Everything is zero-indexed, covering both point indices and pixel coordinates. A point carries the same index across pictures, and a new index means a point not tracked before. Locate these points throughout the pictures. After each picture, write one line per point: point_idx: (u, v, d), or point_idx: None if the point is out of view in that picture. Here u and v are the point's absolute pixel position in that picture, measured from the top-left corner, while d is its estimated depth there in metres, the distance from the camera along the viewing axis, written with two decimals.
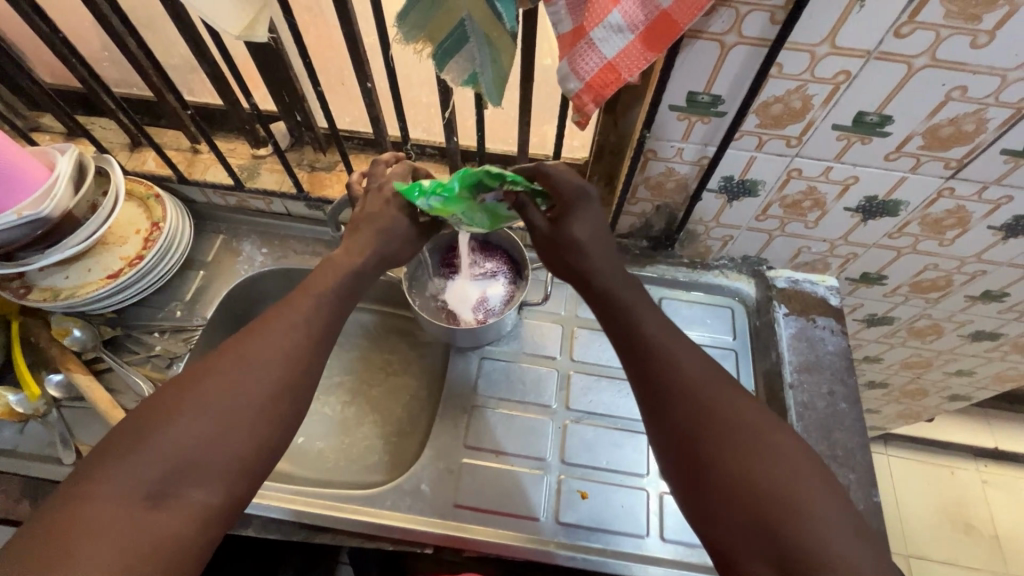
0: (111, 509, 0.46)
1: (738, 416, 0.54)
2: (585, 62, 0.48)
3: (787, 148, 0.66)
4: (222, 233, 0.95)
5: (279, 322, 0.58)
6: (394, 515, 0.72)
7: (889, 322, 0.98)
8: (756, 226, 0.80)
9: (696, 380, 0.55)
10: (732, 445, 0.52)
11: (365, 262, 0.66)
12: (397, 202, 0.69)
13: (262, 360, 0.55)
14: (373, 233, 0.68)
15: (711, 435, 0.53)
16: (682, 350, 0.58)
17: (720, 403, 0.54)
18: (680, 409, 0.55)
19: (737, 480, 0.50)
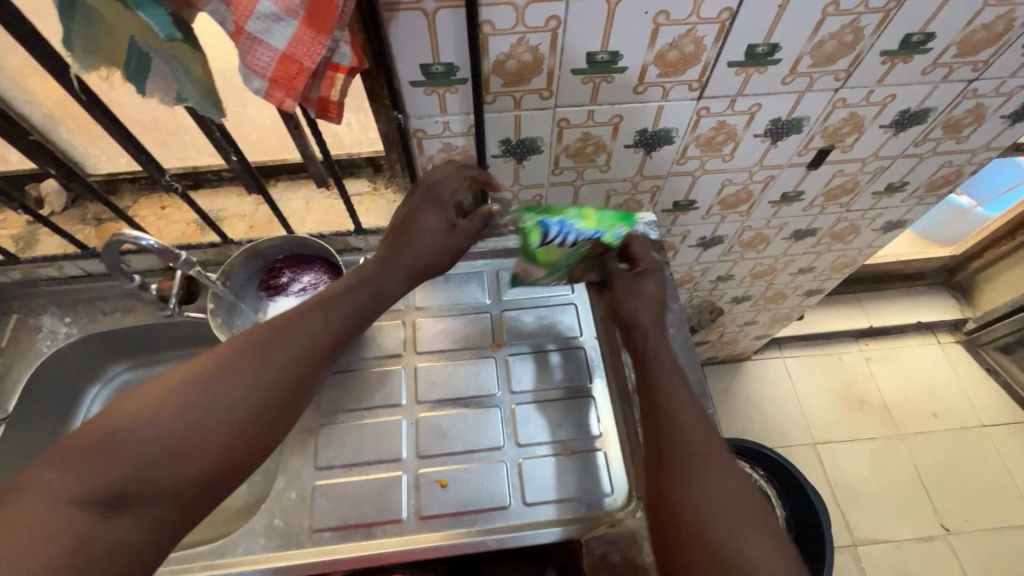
0: (59, 510, 0.42)
1: (731, 493, 0.55)
2: (257, 58, 0.45)
3: (544, 101, 0.66)
4: (17, 312, 0.86)
5: (293, 329, 0.55)
6: (249, 559, 0.68)
7: (721, 241, 1.04)
8: (557, 180, 0.81)
9: (703, 452, 0.58)
10: (711, 508, 0.54)
11: (396, 284, 0.65)
12: (435, 208, 0.67)
13: (265, 367, 0.52)
14: (416, 245, 0.66)
15: (696, 490, 0.56)
16: (703, 424, 0.61)
17: (721, 477, 0.56)
18: (675, 469, 0.57)
19: (704, 532, 0.53)
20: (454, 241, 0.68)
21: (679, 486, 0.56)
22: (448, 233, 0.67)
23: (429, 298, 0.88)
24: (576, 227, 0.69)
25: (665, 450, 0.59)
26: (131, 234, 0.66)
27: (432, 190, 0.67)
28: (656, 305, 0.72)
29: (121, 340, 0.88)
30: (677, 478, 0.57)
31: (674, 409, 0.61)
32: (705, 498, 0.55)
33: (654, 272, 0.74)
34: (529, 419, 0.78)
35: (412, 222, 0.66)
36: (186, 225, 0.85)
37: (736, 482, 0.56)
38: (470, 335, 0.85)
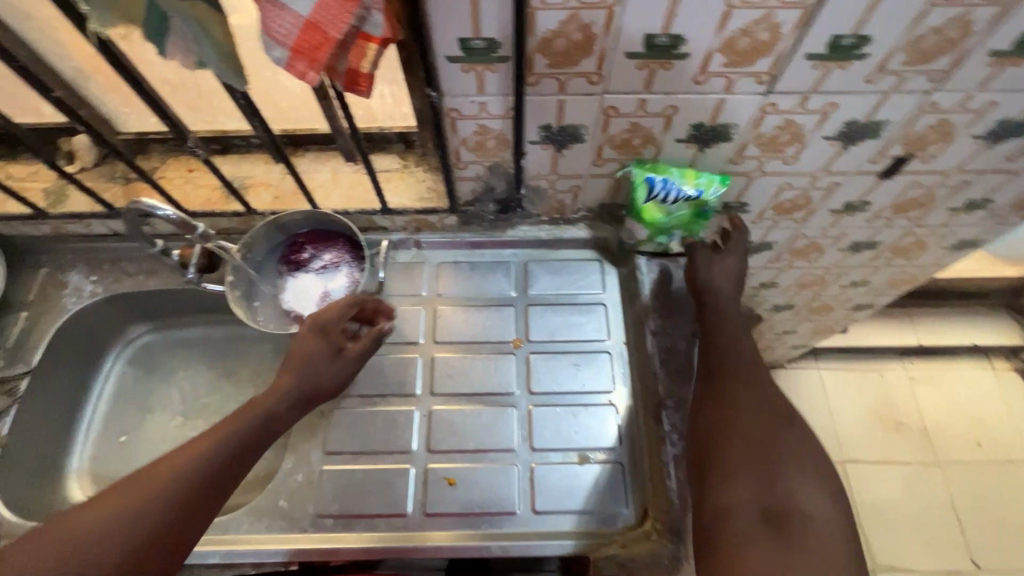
0: None
1: (789, 437, 0.58)
2: (278, 24, 0.41)
3: (592, 86, 0.60)
4: (45, 267, 0.86)
5: (207, 437, 0.56)
6: (253, 537, 0.68)
7: (769, 247, 0.96)
8: (598, 172, 0.75)
9: (762, 400, 0.62)
10: (769, 446, 0.57)
11: (285, 405, 0.61)
12: (318, 337, 0.65)
13: (180, 473, 0.52)
14: (315, 369, 0.63)
15: (744, 399, 0.62)
16: (763, 380, 0.64)
17: (778, 425, 0.59)
18: (733, 412, 0.60)
19: (749, 431, 0.59)
20: (341, 366, 0.65)
21: (735, 427, 0.60)
22: (334, 357, 0.65)
23: (452, 285, 0.85)
24: (676, 182, 0.71)
25: (724, 395, 0.63)
26: (146, 203, 0.66)
27: (320, 322, 0.65)
28: (734, 277, 0.73)
29: (144, 303, 0.87)
30: (728, 391, 0.63)
31: (737, 366, 0.65)
32: (767, 438, 0.58)
33: (732, 253, 0.75)
34: (545, 423, 0.74)
35: (297, 349, 0.64)
36: (211, 190, 0.84)
37: (793, 431, 0.59)
38: (491, 329, 0.81)
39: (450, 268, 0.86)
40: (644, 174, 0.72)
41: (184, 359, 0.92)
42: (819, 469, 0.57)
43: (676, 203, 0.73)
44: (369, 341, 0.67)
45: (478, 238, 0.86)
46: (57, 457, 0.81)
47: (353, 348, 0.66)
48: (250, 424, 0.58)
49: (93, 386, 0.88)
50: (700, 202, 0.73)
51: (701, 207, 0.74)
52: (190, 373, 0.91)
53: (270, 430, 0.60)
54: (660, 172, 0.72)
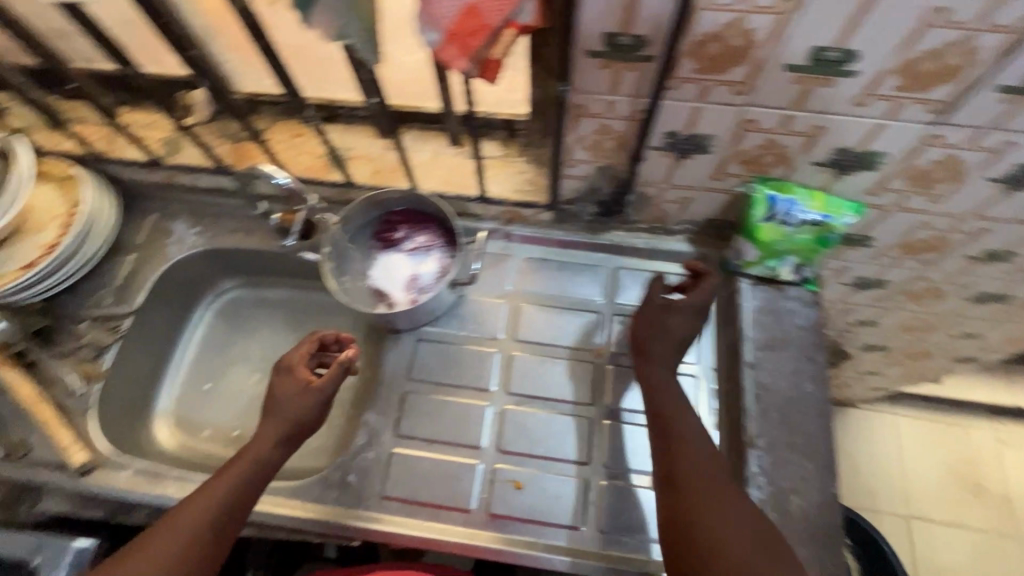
0: None
1: (754, 543, 0.54)
2: (440, 6, 0.40)
3: (736, 96, 0.55)
4: (153, 213, 0.90)
5: (203, 496, 0.60)
6: (320, 507, 0.69)
7: (881, 285, 0.88)
8: (716, 186, 0.70)
9: (732, 503, 0.56)
10: (743, 564, 0.52)
11: (273, 449, 0.65)
12: (288, 377, 0.69)
13: (185, 532, 0.57)
14: (278, 420, 0.66)
15: (719, 518, 0.55)
16: (719, 471, 0.58)
17: (747, 530, 0.54)
18: (702, 526, 0.55)
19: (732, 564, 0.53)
20: (312, 399, 0.67)
21: (694, 547, 0.54)
22: (303, 391, 0.67)
23: (538, 283, 0.82)
24: (803, 204, 0.66)
25: (683, 503, 0.57)
26: (264, 168, 0.70)
27: (286, 363, 0.69)
28: (686, 332, 0.67)
29: (237, 260, 0.90)
30: (708, 510, 0.56)
31: (691, 460, 0.59)
32: (735, 553, 0.53)
33: (698, 293, 0.67)
34: (619, 440, 0.72)
35: (272, 393, 0.68)
36: (314, 158, 0.85)
37: (758, 529, 0.55)
38: (573, 334, 0.79)
39: (537, 265, 0.83)
40: (769, 189, 0.66)
41: (266, 318, 0.94)
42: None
43: (799, 225, 0.67)
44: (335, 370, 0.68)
45: (571, 239, 0.84)
46: (147, 394, 0.86)
47: (324, 378, 0.67)
48: (239, 470, 0.62)
49: (184, 331, 0.92)
50: (825, 229, 0.67)
51: (826, 235, 0.68)
52: (270, 333, 0.93)
53: (263, 476, 0.64)
54: (786, 191, 0.66)
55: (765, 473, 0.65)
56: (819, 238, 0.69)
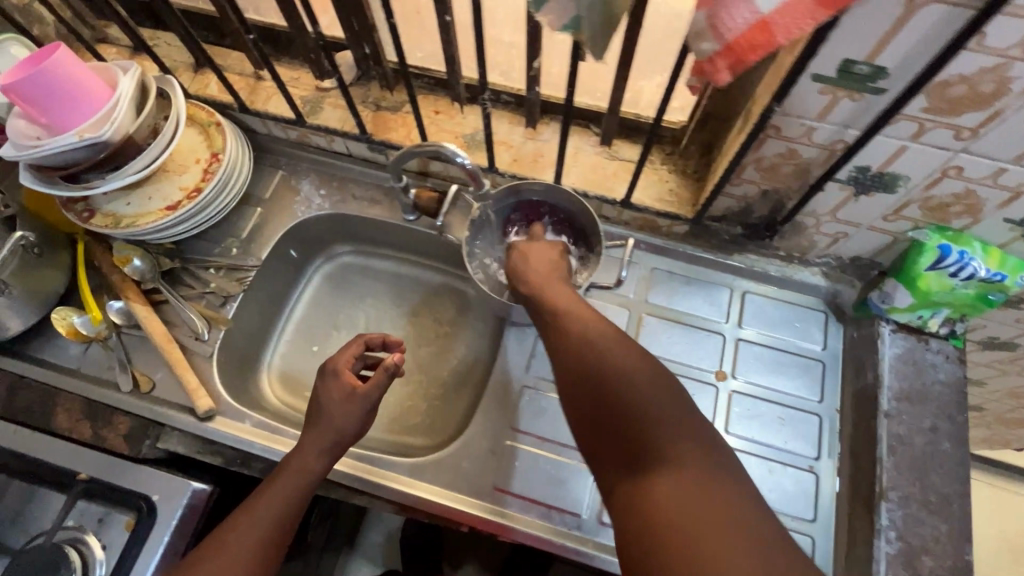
0: None
1: (627, 361, 0.52)
2: (731, 17, 0.37)
3: (953, 141, 0.53)
4: (281, 169, 0.91)
5: (250, 514, 0.59)
6: (432, 488, 0.70)
7: (1011, 348, 0.84)
8: (882, 226, 0.67)
9: (599, 332, 0.56)
10: (613, 388, 0.51)
11: (315, 459, 0.63)
12: (332, 382, 0.67)
13: (240, 551, 0.57)
14: (319, 428, 0.64)
15: (582, 348, 0.55)
16: (589, 324, 0.57)
17: (619, 353, 0.53)
18: (575, 362, 0.54)
19: (598, 380, 0.52)
20: (359, 406, 0.65)
21: (578, 397, 0.53)
22: (346, 397, 0.65)
23: (662, 296, 0.81)
24: (977, 259, 0.63)
25: (562, 362, 0.56)
26: (450, 149, 0.65)
27: (330, 367, 0.68)
28: (544, 263, 0.70)
29: (358, 227, 0.90)
30: (569, 344, 0.57)
31: (569, 324, 0.59)
32: (610, 384, 0.51)
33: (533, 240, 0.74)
34: None
35: (317, 399, 0.67)
36: (454, 138, 0.83)
37: (634, 349, 0.53)
38: (695, 353, 0.78)
39: (663, 277, 0.82)
40: (939, 239, 0.64)
41: (375, 289, 0.94)
42: (662, 378, 0.51)
43: (965, 280, 0.64)
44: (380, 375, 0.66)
45: (701, 255, 0.82)
46: (259, 348, 0.87)
47: (371, 384, 0.66)
48: (289, 484, 0.61)
49: (296, 290, 0.93)
50: (993, 287, 0.65)
51: (989, 293, 0.65)
52: (376, 304, 0.94)
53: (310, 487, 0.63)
54: (960, 243, 0.63)
55: (895, 528, 0.63)
56: (983, 294, 0.66)
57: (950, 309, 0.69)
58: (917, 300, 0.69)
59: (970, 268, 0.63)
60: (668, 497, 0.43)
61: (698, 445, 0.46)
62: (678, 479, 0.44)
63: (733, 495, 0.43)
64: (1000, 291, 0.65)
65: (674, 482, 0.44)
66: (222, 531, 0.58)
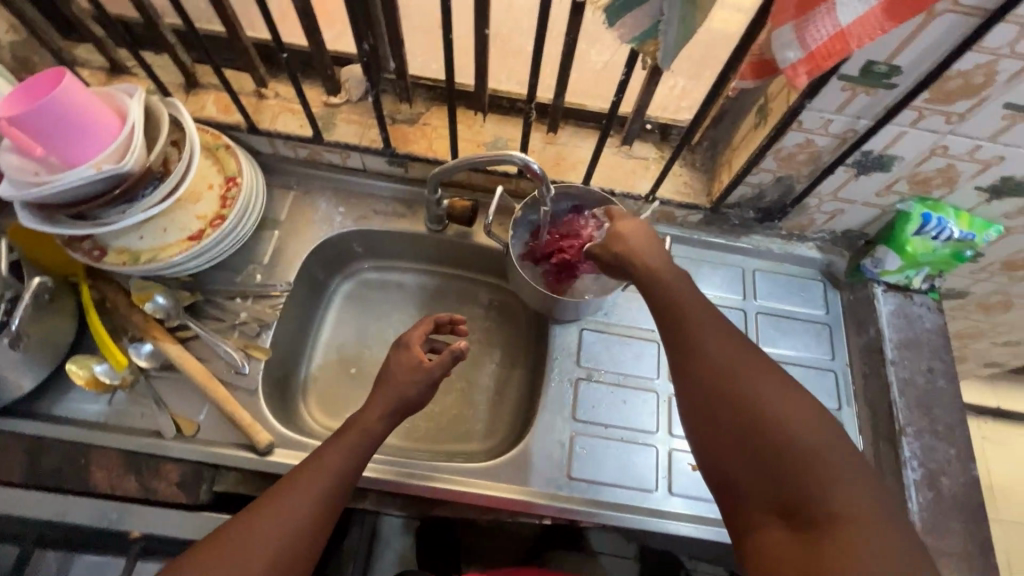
0: None
1: (784, 420, 0.51)
2: (815, 30, 0.44)
3: (944, 125, 0.63)
4: (293, 189, 0.88)
5: (320, 459, 0.58)
6: (510, 488, 0.72)
7: (962, 296, 0.99)
8: (874, 201, 0.78)
9: (744, 374, 0.54)
10: (769, 438, 0.51)
11: (377, 420, 0.63)
12: (404, 352, 0.69)
13: (309, 493, 0.55)
14: (387, 390, 0.65)
15: (725, 389, 0.54)
16: (732, 364, 0.55)
17: (772, 399, 0.52)
18: (719, 401, 0.54)
19: (744, 427, 0.52)
20: (420, 380, 0.66)
21: (724, 441, 0.53)
22: (413, 369, 0.67)
23: None
24: (953, 223, 0.74)
25: (703, 399, 0.55)
26: (518, 155, 0.65)
27: (404, 340, 0.70)
28: (650, 246, 0.64)
29: (381, 242, 0.89)
30: (706, 378, 0.55)
31: (706, 354, 0.56)
32: (766, 435, 0.51)
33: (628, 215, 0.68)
34: None
35: (384, 371, 0.68)
36: (477, 146, 0.84)
37: (788, 394, 0.53)
38: None
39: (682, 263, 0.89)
40: (921, 209, 0.75)
41: (401, 303, 0.93)
42: (820, 427, 0.51)
43: (943, 242, 0.76)
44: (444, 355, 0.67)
45: (714, 240, 0.89)
46: (291, 376, 0.84)
47: (433, 364, 0.67)
48: (356, 438, 0.61)
49: (318, 313, 0.90)
50: (965, 245, 0.76)
51: (963, 249, 0.77)
52: (403, 317, 0.93)
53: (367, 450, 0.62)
54: (939, 212, 0.75)
55: (916, 457, 0.74)
56: (956, 253, 0.78)
57: (929, 267, 0.81)
58: (903, 262, 0.81)
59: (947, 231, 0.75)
60: (843, 556, 0.45)
61: (866, 502, 0.47)
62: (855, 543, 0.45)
63: (904, 556, 0.45)
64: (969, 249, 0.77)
65: (850, 545, 0.45)
66: (293, 472, 0.57)
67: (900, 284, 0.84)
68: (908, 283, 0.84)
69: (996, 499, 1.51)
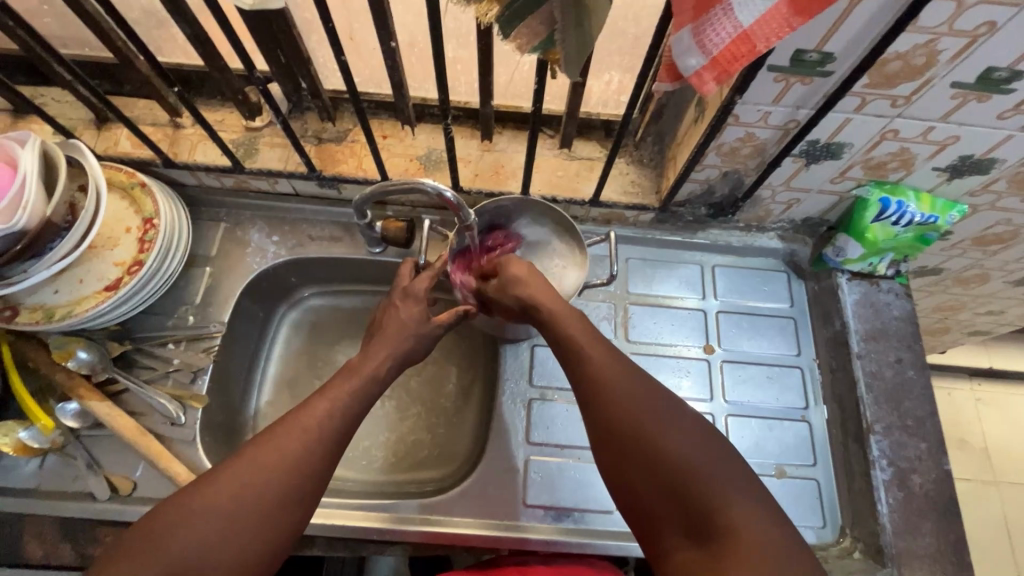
0: (187, 521, 0.47)
1: (673, 438, 0.52)
2: (715, 33, 0.40)
3: (890, 109, 0.58)
4: (223, 221, 0.83)
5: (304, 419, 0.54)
6: (465, 522, 0.69)
7: (938, 272, 0.95)
8: (829, 188, 0.73)
9: (635, 393, 0.55)
10: (664, 458, 0.51)
11: (385, 367, 0.61)
12: (413, 303, 0.67)
13: (328, 407, 0.55)
14: (396, 340, 0.64)
15: (619, 412, 0.54)
16: (629, 382, 0.56)
17: (657, 422, 0.53)
18: (615, 422, 0.54)
19: (641, 447, 0.52)
20: (427, 333, 0.66)
21: (625, 468, 0.53)
22: (424, 322, 0.66)
23: (641, 284, 0.84)
24: (913, 206, 0.70)
25: (606, 425, 0.55)
26: (429, 182, 0.63)
27: (408, 289, 0.68)
28: (539, 281, 0.66)
29: (323, 269, 0.85)
30: (604, 403, 0.55)
31: (601, 382, 0.56)
32: (660, 456, 0.51)
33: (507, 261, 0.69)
34: (742, 433, 0.76)
35: (390, 317, 0.67)
36: (409, 161, 0.80)
37: (676, 412, 0.55)
38: (680, 332, 0.81)
39: (638, 266, 0.85)
40: (880, 195, 0.71)
41: (349, 330, 0.89)
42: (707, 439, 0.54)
43: (906, 225, 0.72)
44: (450, 315, 0.68)
45: (669, 238, 0.85)
46: (237, 417, 0.81)
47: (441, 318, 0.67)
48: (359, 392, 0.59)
49: (264, 346, 0.86)
50: (928, 228, 0.72)
51: (927, 232, 0.73)
52: (353, 343, 0.89)
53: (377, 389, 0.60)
54: (899, 195, 0.70)
55: (885, 456, 0.71)
56: (922, 234, 0.74)
57: (896, 251, 0.77)
58: (866, 250, 0.76)
59: (908, 215, 0.71)
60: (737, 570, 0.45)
61: (750, 513, 0.49)
62: (739, 551, 0.46)
63: (791, 556, 0.47)
64: (935, 230, 0.73)
65: (737, 553, 0.46)
66: (253, 444, 0.52)
67: (866, 272, 0.80)
68: (876, 269, 0.80)
69: (992, 465, 1.49)
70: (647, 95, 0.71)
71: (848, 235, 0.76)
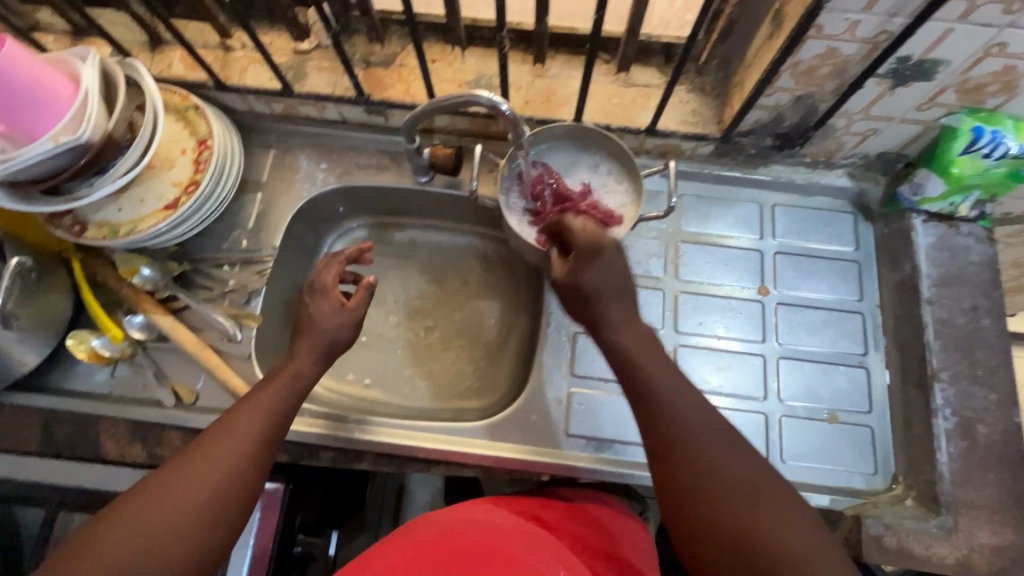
0: (133, 528, 0.47)
1: (756, 512, 0.49)
2: None
3: (1001, 16, 0.52)
4: (273, 147, 0.84)
5: (250, 410, 0.55)
6: (508, 447, 0.71)
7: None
8: (914, 117, 0.67)
9: (716, 453, 0.51)
10: (732, 527, 0.48)
11: (312, 366, 0.60)
12: (322, 296, 0.64)
13: (262, 411, 0.55)
14: (314, 335, 0.61)
15: (695, 472, 0.50)
16: (712, 443, 0.51)
17: (737, 491, 0.49)
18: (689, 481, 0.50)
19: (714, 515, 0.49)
20: (346, 321, 0.63)
21: (692, 529, 0.50)
22: (333, 313, 0.63)
23: (695, 223, 0.80)
24: (1010, 137, 0.62)
25: (679, 484, 0.51)
26: (485, 94, 0.60)
27: (315, 284, 0.66)
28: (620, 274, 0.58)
29: (371, 198, 0.85)
30: (680, 456, 0.51)
31: (683, 433, 0.52)
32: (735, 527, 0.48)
33: (588, 261, 0.57)
34: (793, 376, 0.73)
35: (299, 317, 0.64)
36: (458, 86, 0.77)
37: (747, 481, 0.50)
38: (734, 272, 0.78)
39: (691, 203, 0.81)
40: (974, 125, 0.63)
41: (394, 262, 0.90)
42: (788, 509, 0.49)
43: (999, 160, 0.64)
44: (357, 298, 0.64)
45: (727, 173, 0.80)
46: None
47: (350, 302, 0.64)
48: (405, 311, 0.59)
49: (313, 274, 0.88)
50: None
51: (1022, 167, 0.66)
52: (398, 275, 0.89)
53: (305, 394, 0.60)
54: (995, 125, 0.63)
55: (950, 405, 0.68)
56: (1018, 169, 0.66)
57: (984, 188, 0.70)
58: (948, 188, 0.70)
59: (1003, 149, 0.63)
60: None
61: None
62: None
63: None
64: None
65: None
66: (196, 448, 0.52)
67: (947, 212, 0.74)
68: (959, 209, 0.73)
69: None
70: (717, 10, 0.66)
71: (929, 171, 0.70)
